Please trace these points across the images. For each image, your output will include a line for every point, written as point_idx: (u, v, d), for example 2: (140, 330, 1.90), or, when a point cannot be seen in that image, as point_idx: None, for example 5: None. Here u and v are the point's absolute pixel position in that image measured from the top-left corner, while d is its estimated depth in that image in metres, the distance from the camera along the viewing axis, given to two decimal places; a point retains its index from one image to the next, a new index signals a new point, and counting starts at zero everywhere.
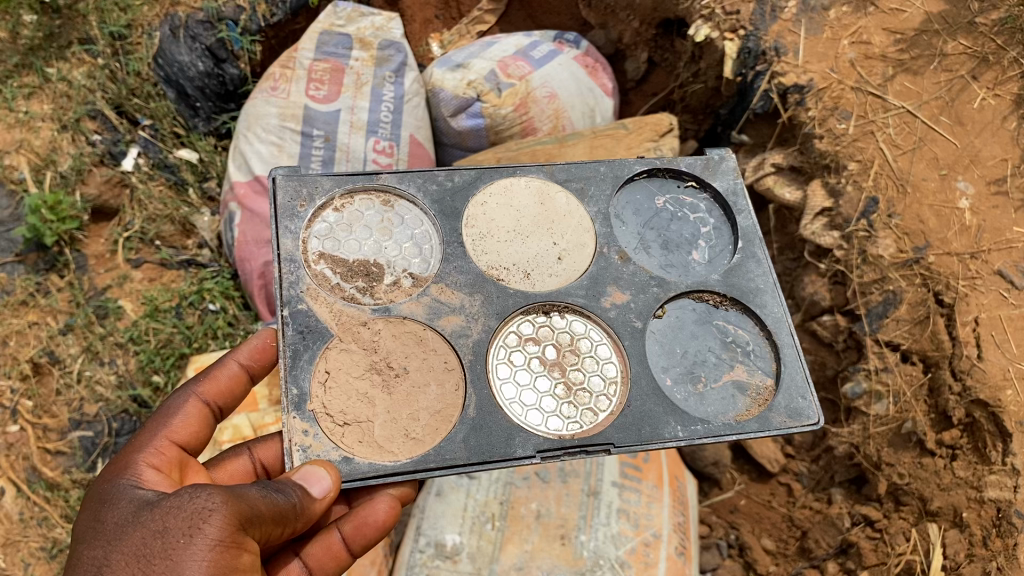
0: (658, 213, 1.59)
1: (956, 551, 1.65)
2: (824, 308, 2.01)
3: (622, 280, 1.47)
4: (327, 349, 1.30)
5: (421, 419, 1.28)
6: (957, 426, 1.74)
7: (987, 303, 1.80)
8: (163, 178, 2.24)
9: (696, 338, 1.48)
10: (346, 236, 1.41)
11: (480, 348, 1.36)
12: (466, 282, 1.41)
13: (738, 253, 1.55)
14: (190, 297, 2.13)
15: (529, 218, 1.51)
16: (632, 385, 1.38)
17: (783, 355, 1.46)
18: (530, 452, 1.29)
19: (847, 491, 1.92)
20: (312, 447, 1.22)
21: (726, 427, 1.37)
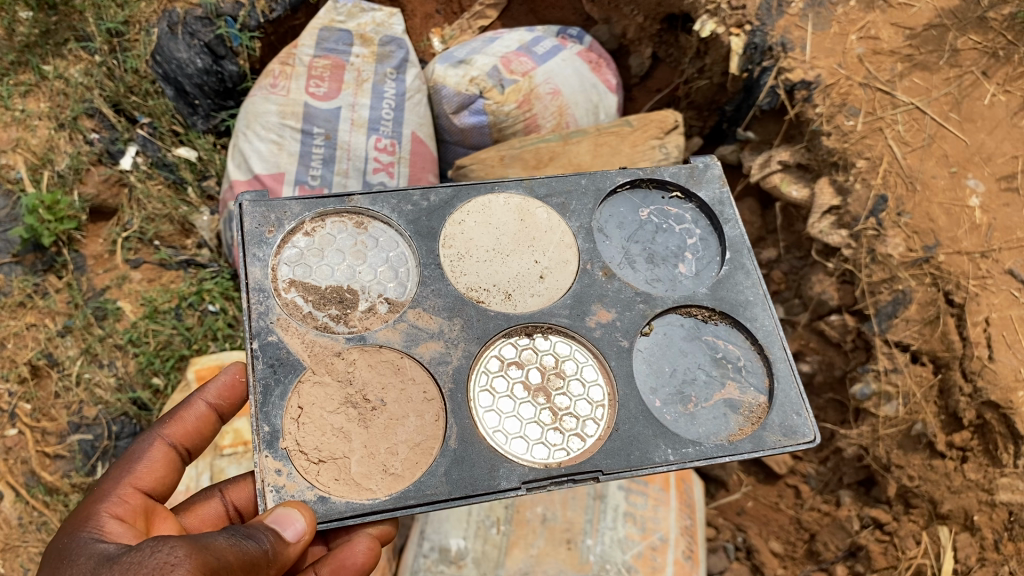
0: (642, 226, 1.56)
1: (968, 555, 1.65)
2: (833, 308, 1.98)
3: (607, 298, 1.45)
4: (300, 383, 1.28)
5: (399, 453, 1.26)
6: (968, 428, 1.71)
7: (998, 303, 1.78)
8: (162, 177, 2.21)
9: (685, 357, 1.45)
10: (317, 262, 1.38)
11: (461, 376, 1.33)
12: (444, 306, 1.39)
13: (726, 264, 1.52)
14: (190, 297, 2.10)
15: (509, 236, 1.48)
16: (619, 408, 1.36)
17: (776, 370, 1.44)
18: (514, 484, 1.26)
19: (856, 493, 1.91)
20: (286, 487, 1.20)
21: (719, 449, 1.35)
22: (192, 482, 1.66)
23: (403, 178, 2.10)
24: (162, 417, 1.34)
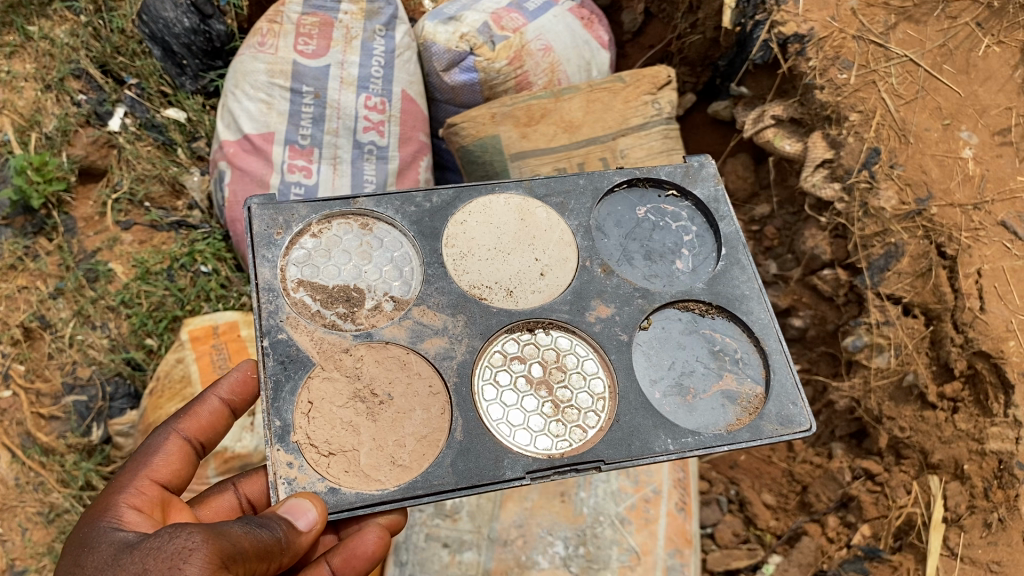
0: (639, 223, 1.54)
1: (957, 503, 1.65)
2: (825, 262, 1.97)
3: (606, 294, 1.44)
4: (309, 379, 1.27)
5: (407, 445, 1.26)
6: (958, 378, 1.72)
7: (990, 255, 1.78)
8: (151, 139, 2.19)
9: (683, 350, 1.44)
10: (324, 262, 1.37)
11: (465, 371, 1.33)
12: (448, 303, 1.38)
13: (722, 260, 1.51)
14: (182, 259, 2.06)
15: (509, 235, 1.48)
16: (620, 400, 1.35)
17: (772, 362, 1.43)
18: (519, 473, 1.26)
19: (847, 445, 1.92)
20: (297, 479, 1.20)
21: (719, 438, 1.34)
22: None
23: (393, 141, 2.08)
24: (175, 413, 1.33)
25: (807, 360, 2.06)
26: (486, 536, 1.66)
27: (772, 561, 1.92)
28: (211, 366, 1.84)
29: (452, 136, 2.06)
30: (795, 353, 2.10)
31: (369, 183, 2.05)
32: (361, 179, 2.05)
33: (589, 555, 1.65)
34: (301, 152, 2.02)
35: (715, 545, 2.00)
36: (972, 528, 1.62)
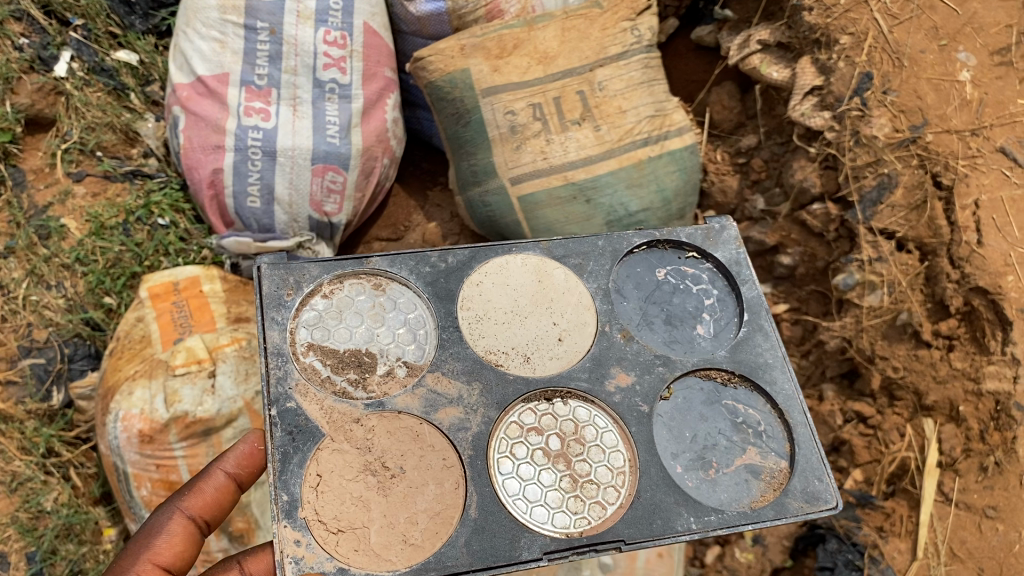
0: (659, 286, 1.44)
1: (952, 447, 1.59)
2: (815, 197, 1.86)
3: (626, 360, 1.33)
4: (318, 451, 1.18)
5: (419, 523, 1.16)
6: (954, 315, 1.64)
7: (988, 184, 1.68)
8: (100, 84, 2.06)
9: (707, 418, 1.33)
10: (336, 325, 1.28)
11: (481, 443, 1.24)
12: (463, 369, 1.28)
13: (745, 325, 1.40)
14: (137, 212, 1.97)
15: (527, 297, 1.37)
16: (640, 475, 1.25)
17: (798, 435, 1.32)
18: (536, 553, 1.17)
19: (839, 386, 1.85)
20: (305, 558, 1.11)
21: (742, 517, 1.24)
22: (148, 405, 1.56)
23: (356, 78, 1.96)
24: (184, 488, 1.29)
25: (796, 299, 1.97)
26: None
27: None
28: (172, 325, 1.73)
29: (418, 71, 1.92)
30: (784, 292, 1.99)
31: (331, 125, 1.92)
32: (323, 121, 1.92)
33: None
34: (258, 94, 1.89)
35: None
36: (967, 473, 1.56)
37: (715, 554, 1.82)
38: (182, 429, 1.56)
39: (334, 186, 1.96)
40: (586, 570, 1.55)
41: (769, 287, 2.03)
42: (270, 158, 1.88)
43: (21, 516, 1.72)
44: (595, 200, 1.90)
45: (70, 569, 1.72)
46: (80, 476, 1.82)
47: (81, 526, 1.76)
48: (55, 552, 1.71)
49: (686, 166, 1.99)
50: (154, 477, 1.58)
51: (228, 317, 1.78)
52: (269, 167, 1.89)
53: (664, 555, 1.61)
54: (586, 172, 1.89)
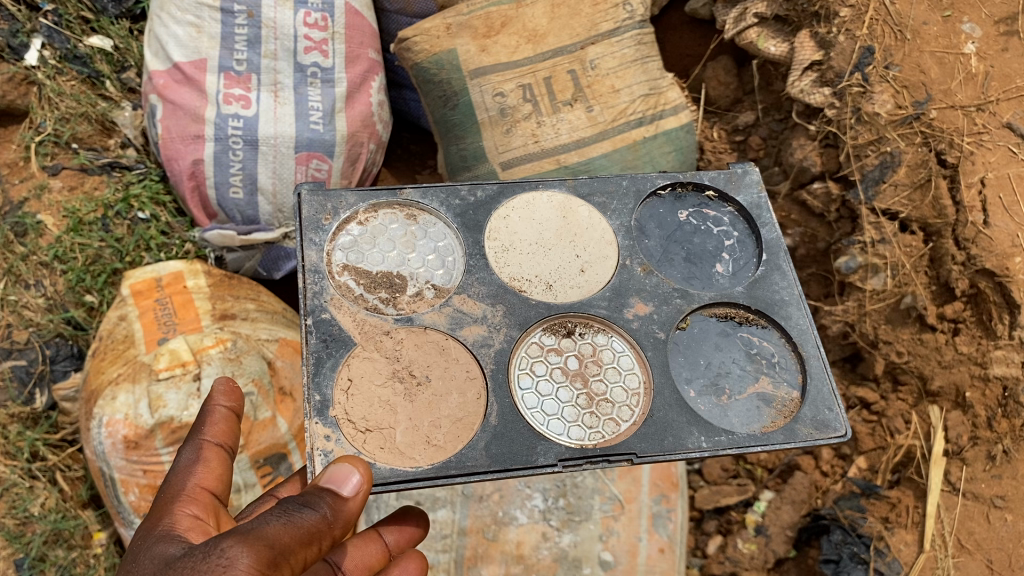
0: (679, 226, 1.37)
1: (959, 434, 1.55)
2: (815, 175, 1.81)
3: (645, 291, 1.28)
4: (350, 358, 1.15)
5: (442, 426, 1.13)
6: (959, 298, 1.59)
7: (995, 162, 1.63)
8: (74, 72, 1.98)
9: (722, 346, 1.28)
10: (369, 249, 1.25)
11: (503, 359, 1.19)
12: (488, 292, 1.24)
13: (763, 265, 1.33)
14: (116, 206, 1.91)
15: (552, 231, 1.33)
16: (654, 395, 1.20)
17: (811, 367, 1.26)
18: (551, 461, 1.13)
19: (841, 370, 1.81)
20: (335, 452, 1.08)
21: (752, 438, 1.19)
22: (132, 411, 1.52)
23: (339, 61, 1.89)
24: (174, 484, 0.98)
25: None
26: (461, 491, 1.56)
27: (765, 498, 1.77)
28: (155, 324, 1.68)
29: (403, 53, 1.85)
30: None
31: (314, 111, 1.86)
32: (306, 107, 1.85)
33: (570, 507, 1.56)
34: (237, 80, 1.82)
35: (704, 480, 1.83)
36: (975, 462, 1.51)
37: (717, 544, 1.76)
38: (168, 434, 1.51)
39: (319, 174, 1.89)
40: (587, 567, 1.51)
41: None
42: (252, 147, 1.82)
43: (8, 522, 1.69)
44: None
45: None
46: (66, 480, 1.76)
47: (70, 531, 1.71)
48: (44, 559, 1.69)
49: (682, 147, 1.91)
50: (141, 482, 1.55)
51: (213, 314, 1.71)
52: (251, 157, 1.83)
53: (664, 550, 1.55)
54: (579, 155, 1.83)
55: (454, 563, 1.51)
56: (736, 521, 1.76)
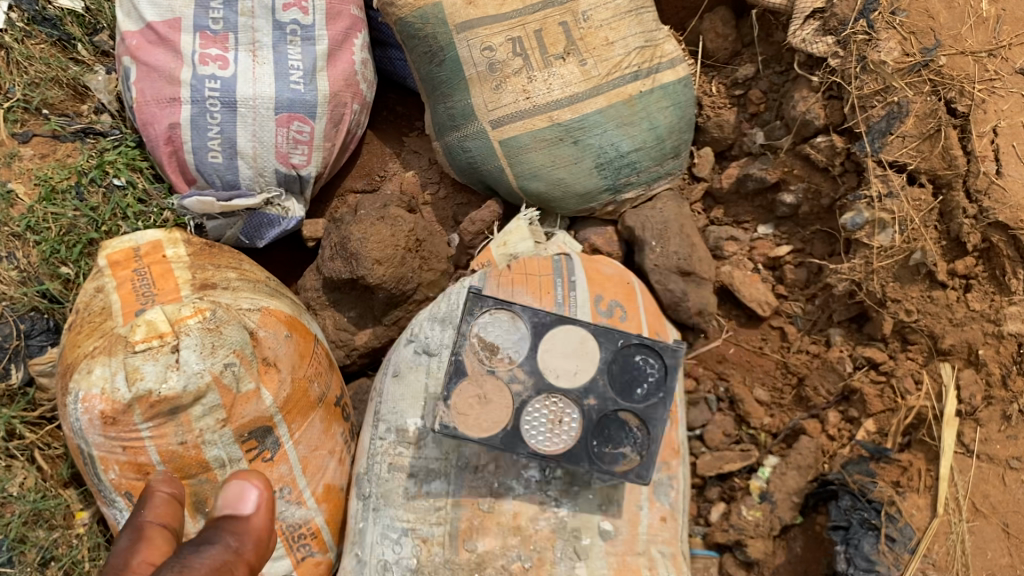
0: (617, 363, 1.45)
1: (972, 394, 1.48)
2: (818, 129, 1.71)
3: (595, 392, 1.44)
4: (460, 385, 1.45)
5: (483, 425, 1.43)
6: (971, 253, 1.54)
7: (1008, 109, 1.56)
8: (43, 35, 1.89)
9: (624, 420, 1.44)
10: (495, 329, 1.48)
11: (518, 400, 1.44)
12: (529, 372, 1.45)
13: (663, 394, 1.43)
14: (90, 172, 1.81)
15: (575, 347, 1.47)
16: (582, 422, 1.43)
17: (653, 447, 1.41)
18: (518, 446, 1.42)
19: (847, 331, 1.72)
20: (446, 417, 1.42)
21: (606, 468, 1.42)
22: (109, 385, 1.45)
23: (320, 18, 1.81)
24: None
25: (800, 240, 1.83)
26: (455, 463, 1.50)
27: (769, 463, 1.69)
28: (133, 295, 1.60)
29: (387, 8, 1.78)
30: (786, 233, 1.85)
31: (295, 71, 1.78)
32: (286, 67, 1.77)
33: (569, 477, 1.48)
34: (214, 40, 1.75)
35: (706, 448, 1.79)
36: (989, 422, 1.46)
37: (720, 512, 1.70)
38: (147, 409, 1.44)
39: (301, 137, 1.82)
40: (586, 537, 1.46)
41: (770, 228, 1.87)
42: (230, 109, 1.74)
43: None
44: (583, 142, 1.77)
45: (42, 557, 1.64)
46: (46, 459, 1.71)
47: (51, 511, 1.67)
48: (24, 540, 1.63)
49: (679, 101, 1.83)
50: (121, 459, 1.49)
51: (193, 284, 1.64)
52: (229, 119, 1.75)
53: (666, 519, 1.50)
54: (572, 111, 1.75)
55: (449, 537, 1.46)
56: (740, 488, 1.70)
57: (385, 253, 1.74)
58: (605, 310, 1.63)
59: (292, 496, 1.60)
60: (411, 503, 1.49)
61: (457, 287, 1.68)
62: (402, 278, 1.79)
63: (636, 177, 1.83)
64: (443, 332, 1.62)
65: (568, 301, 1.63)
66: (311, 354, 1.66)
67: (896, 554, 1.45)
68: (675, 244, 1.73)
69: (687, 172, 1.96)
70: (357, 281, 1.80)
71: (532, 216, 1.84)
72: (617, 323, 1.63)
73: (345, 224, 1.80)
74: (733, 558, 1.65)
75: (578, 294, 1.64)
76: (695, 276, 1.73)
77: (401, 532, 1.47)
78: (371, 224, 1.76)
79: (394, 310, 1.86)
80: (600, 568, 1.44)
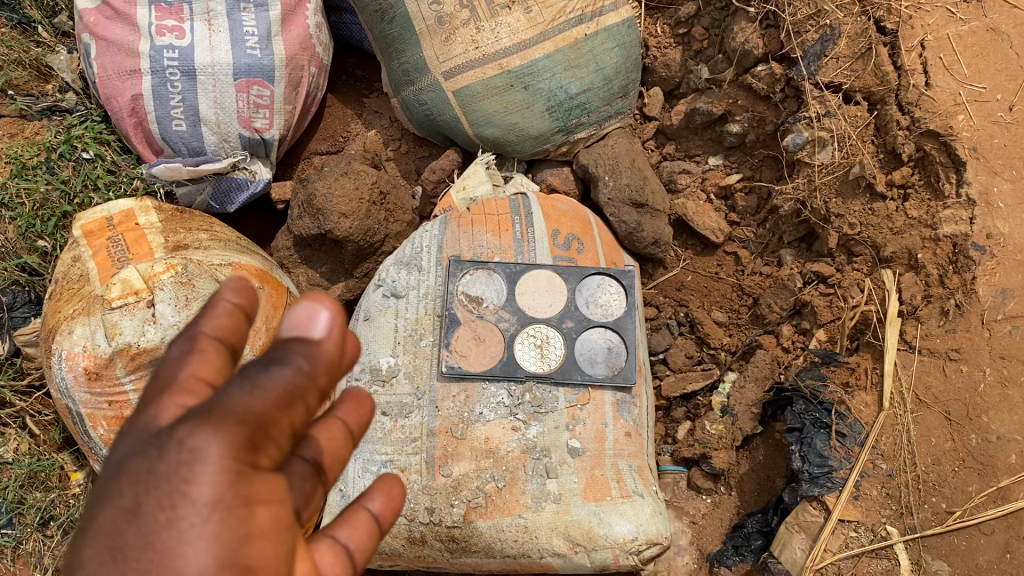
0: (583, 278, 1.72)
1: (913, 295, 1.56)
2: (758, 58, 1.74)
3: (572, 314, 1.69)
4: (457, 330, 1.64)
5: (483, 358, 1.61)
6: (907, 163, 1.60)
7: (934, 24, 1.60)
8: (4, 19, 1.96)
9: (598, 335, 1.69)
10: (472, 280, 1.70)
11: (509, 337, 1.65)
12: (512, 312, 1.68)
13: (626, 302, 1.72)
14: (59, 148, 1.86)
15: (548, 274, 1.72)
16: (567, 350, 1.65)
17: (631, 360, 1.65)
18: (521, 375, 1.60)
19: (798, 252, 1.82)
20: (451, 358, 1.60)
21: (597, 385, 1.61)
22: (91, 343, 1.52)
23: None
24: (148, 386, 0.71)
25: (749, 168, 1.90)
26: (426, 396, 1.58)
27: (728, 379, 1.84)
28: (110, 261, 1.62)
29: None
30: (736, 162, 1.92)
31: (250, 36, 1.82)
32: (241, 33, 1.82)
33: (536, 400, 1.57)
34: (169, 11, 1.79)
35: (670, 370, 1.92)
36: (929, 319, 1.54)
37: (685, 430, 1.86)
38: (128, 361, 1.50)
39: (262, 100, 1.87)
40: (555, 456, 1.53)
41: (719, 159, 1.94)
42: (190, 77, 1.79)
43: None
44: (533, 87, 1.83)
45: (42, 517, 1.73)
46: (38, 425, 1.79)
47: (46, 473, 1.74)
48: (23, 502, 1.72)
49: (624, 42, 1.88)
50: (109, 415, 1.54)
51: (167, 248, 1.66)
52: (190, 87, 1.80)
53: (631, 434, 1.60)
54: (521, 58, 1.80)
55: (425, 463, 1.52)
56: (703, 405, 1.85)
57: (351, 206, 1.79)
58: (562, 244, 1.74)
59: None
60: (387, 437, 1.57)
61: (422, 231, 1.77)
62: (368, 230, 1.85)
63: (587, 118, 1.90)
64: (410, 276, 1.70)
65: (527, 237, 1.73)
66: (284, 305, 1.73)
67: (847, 449, 1.51)
68: (627, 177, 1.81)
69: (639, 112, 2.02)
70: (326, 236, 1.84)
71: (488, 161, 1.94)
72: (575, 256, 1.74)
73: (311, 181, 1.82)
74: (700, 470, 1.79)
75: (535, 230, 1.74)
76: (648, 208, 1.81)
77: (381, 464, 1.54)
78: (335, 178, 1.80)
79: (365, 262, 1.93)
80: (571, 482, 1.51)
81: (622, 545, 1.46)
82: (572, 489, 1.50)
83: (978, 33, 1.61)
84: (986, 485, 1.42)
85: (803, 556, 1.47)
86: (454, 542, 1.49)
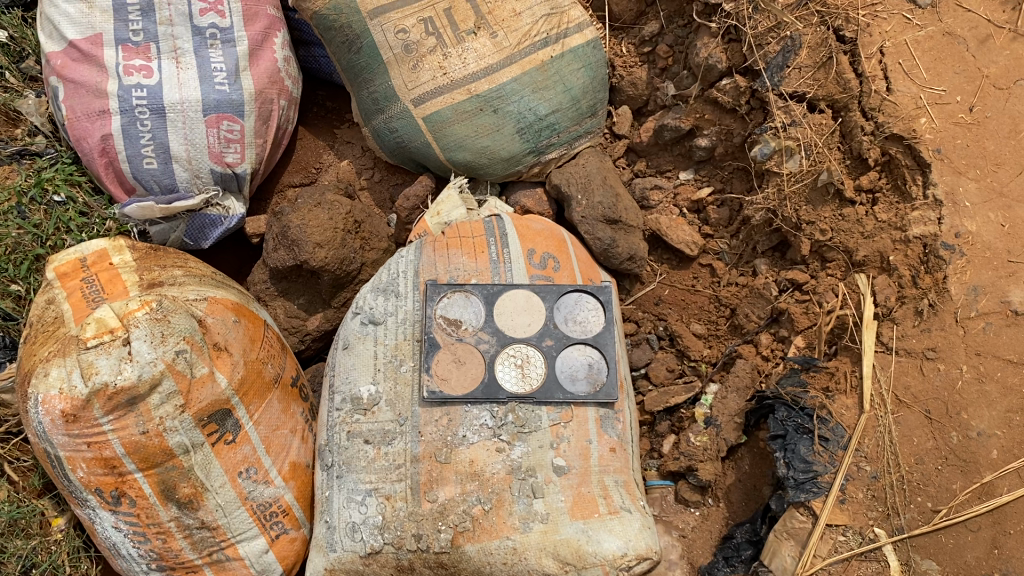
0: (561, 295, 1.72)
1: (886, 297, 1.57)
2: (722, 72, 1.77)
3: (552, 331, 1.68)
4: (437, 354, 1.63)
5: (464, 381, 1.60)
6: (874, 168, 1.63)
7: (891, 31, 1.63)
8: None
9: (578, 350, 1.68)
10: (450, 303, 1.69)
11: (489, 358, 1.64)
12: (492, 333, 1.67)
13: (606, 317, 1.71)
14: (30, 191, 1.85)
15: (525, 293, 1.71)
16: (548, 368, 1.64)
17: (613, 375, 1.65)
18: (501, 396, 1.59)
19: (772, 260, 1.84)
20: (433, 382, 1.59)
21: (578, 402, 1.61)
22: (67, 384, 1.49)
23: (237, 21, 1.87)
24: None
25: (719, 181, 1.92)
26: (408, 420, 1.58)
27: (711, 391, 1.85)
28: (83, 301, 1.59)
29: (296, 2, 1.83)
30: (706, 175, 1.94)
31: (218, 72, 1.83)
32: (209, 69, 1.83)
33: (520, 420, 1.57)
34: (136, 51, 1.79)
35: (652, 384, 1.94)
36: (904, 320, 1.56)
37: (670, 443, 1.87)
38: (106, 402, 1.48)
39: (232, 135, 1.87)
40: (540, 475, 1.52)
41: (690, 173, 1.96)
42: (159, 115, 1.79)
43: None
44: (502, 110, 1.84)
45: (23, 565, 1.69)
46: (17, 471, 1.76)
47: (26, 519, 1.72)
48: (3, 551, 1.69)
49: (590, 63, 1.90)
50: (88, 456, 1.52)
51: (142, 285, 1.65)
52: (160, 125, 1.80)
53: (615, 449, 1.60)
54: (489, 82, 1.82)
55: (412, 490, 1.51)
56: (686, 417, 1.85)
57: (325, 236, 1.79)
58: (538, 263, 1.75)
59: (259, 476, 1.66)
60: (370, 465, 1.55)
61: (398, 257, 1.78)
62: (344, 259, 1.84)
63: (558, 138, 1.91)
64: (387, 302, 1.70)
65: (503, 256, 1.74)
66: (261, 338, 1.74)
67: (831, 453, 1.51)
68: (599, 195, 1.82)
69: (608, 130, 2.04)
70: (302, 267, 1.83)
71: (461, 185, 1.95)
72: (551, 274, 1.75)
73: (284, 214, 1.82)
74: (687, 483, 1.79)
75: (511, 251, 1.75)
76: (622, 224, 1.83)
77: (366, 493, 1.53)
78: (308, 210, 1.80)
79: (342, 291, 1.93)
80: (558, 501, 1.50)
81: (613, 562, 1.44)
82: (559, 508, 1.49)
83: (934, 38, 1.64)
84: (969, 482, 1.44)
85: (793, 563, 1.47)
86: (444, 568, 1.47)
